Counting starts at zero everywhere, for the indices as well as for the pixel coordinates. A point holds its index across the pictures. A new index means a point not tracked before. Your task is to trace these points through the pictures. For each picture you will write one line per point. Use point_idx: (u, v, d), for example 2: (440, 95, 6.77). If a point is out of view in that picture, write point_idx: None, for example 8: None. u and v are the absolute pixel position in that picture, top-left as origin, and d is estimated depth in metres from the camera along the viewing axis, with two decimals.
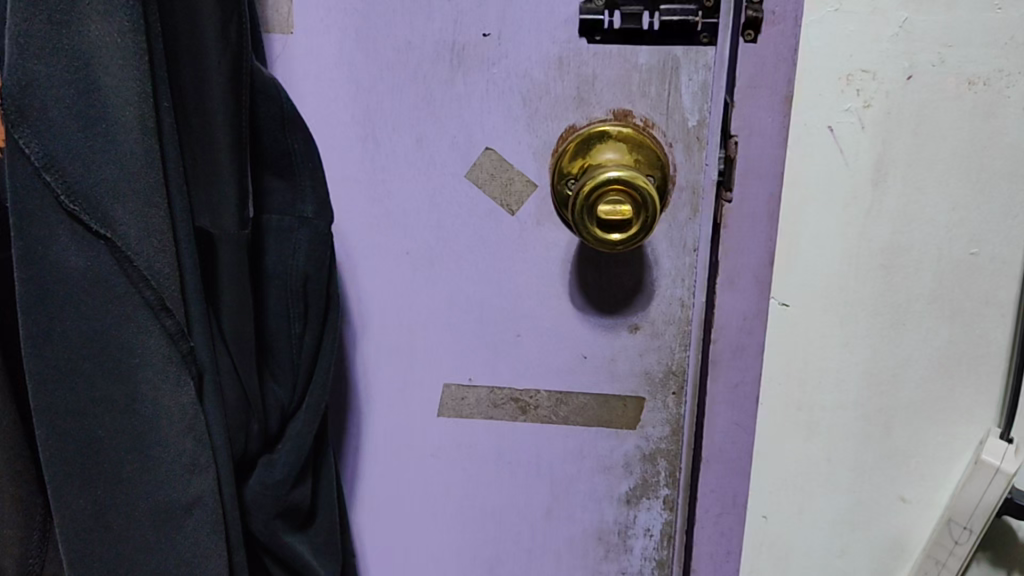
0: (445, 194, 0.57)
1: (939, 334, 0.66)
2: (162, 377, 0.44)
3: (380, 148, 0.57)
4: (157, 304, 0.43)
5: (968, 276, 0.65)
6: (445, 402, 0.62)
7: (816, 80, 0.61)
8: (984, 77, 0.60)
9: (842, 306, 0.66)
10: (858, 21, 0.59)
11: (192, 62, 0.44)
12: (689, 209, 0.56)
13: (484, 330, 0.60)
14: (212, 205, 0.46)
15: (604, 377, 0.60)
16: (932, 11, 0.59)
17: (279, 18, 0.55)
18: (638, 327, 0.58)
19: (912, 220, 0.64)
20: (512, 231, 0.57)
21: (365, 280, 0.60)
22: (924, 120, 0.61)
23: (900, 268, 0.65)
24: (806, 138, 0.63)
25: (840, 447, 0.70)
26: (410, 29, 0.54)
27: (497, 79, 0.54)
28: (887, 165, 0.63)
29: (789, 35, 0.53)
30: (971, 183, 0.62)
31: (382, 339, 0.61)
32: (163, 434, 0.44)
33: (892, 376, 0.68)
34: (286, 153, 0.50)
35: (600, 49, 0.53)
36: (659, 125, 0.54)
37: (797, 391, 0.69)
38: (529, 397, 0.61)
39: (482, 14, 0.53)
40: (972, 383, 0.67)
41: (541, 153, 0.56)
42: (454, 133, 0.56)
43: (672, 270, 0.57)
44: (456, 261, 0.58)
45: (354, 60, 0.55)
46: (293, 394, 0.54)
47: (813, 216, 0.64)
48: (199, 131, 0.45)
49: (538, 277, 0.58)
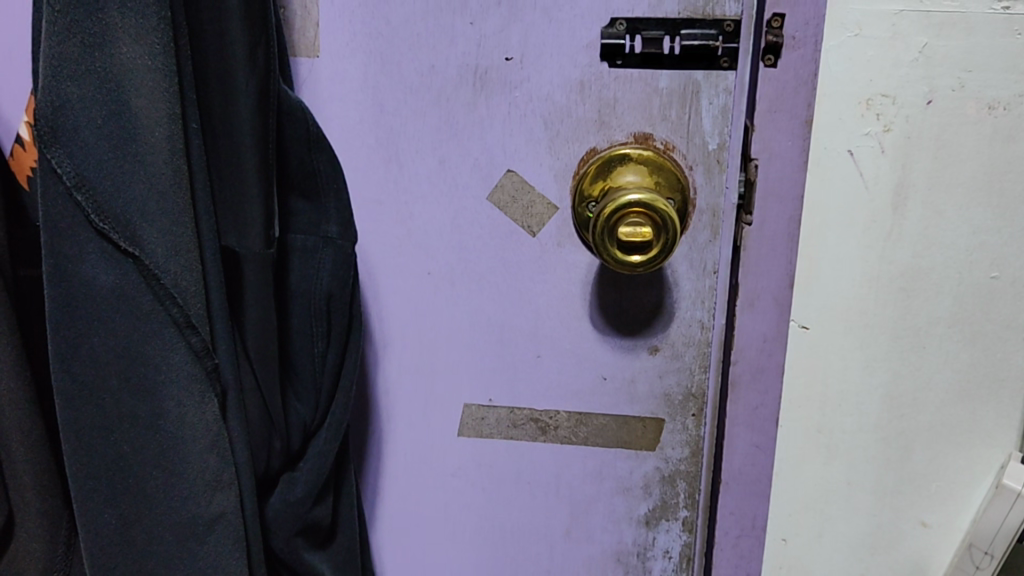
0: (466, 216, 0.58)
1: (958, 357, 0.66)
2: (186, 393, 0.45)
3: (404, 170, 0.58)
4: (182, 321, 0.44)
5: (989, 300, 0.64)
6: (465, 422, 0.62)
7: (836, 104, 0.61)
8: (1004, 101, 0.59)
9: (862, 327, 0.66)
10: (877, 46, 0.60)
11: (222, 81, 0.45)
12: (709, 232, 0.56)
13: (504, 352, 0.60)
14: (238, 225, 0.47)
15: (623, 398, 0.60)
16: (952, 36, 0.59)
17: (306, 41, 0.56)
18: (658, 349, 0.59)
19: (932, 243, 0.63)
20: (533, 252, 0.58)
21: (386, 299, 0.60)
22: (943, 145, 0.61)
23: (919, 291, 0.64)
24: (825, 161, 0.63)
25: (860, 470, 0.70)
26: (434, 52, 0.55)
27: (519, 102, 0.55)
28: (906, 189, 0.62)
29: (808, 60, 0.53)
30: (993, 206, 0.62)
31: (402, 359, 0.61)
32: (188, 449, 0.45)
33: (911, 400, 0.67)
34: (310, 175, 0.50)
35: (621, 73, 0.54)
36: (679, 148, 0.55)
37: (816, 414, 0.69)
38: (548, 418, 0.61)
39: (505, 38, 0.54)
40: (993, 407, 0.67)
41: (562, 175, 0.56)
42: (477, 155, 0.57)
43: (691, 292, 0.58)
44: (477, 281, 0.59)
45: (379, 83, 0.56)
46: (315, 412, 0.54)
47: (833, 238, 0.64)
48: (226, 153, 0.46)
49: (558, 298, 0.59)
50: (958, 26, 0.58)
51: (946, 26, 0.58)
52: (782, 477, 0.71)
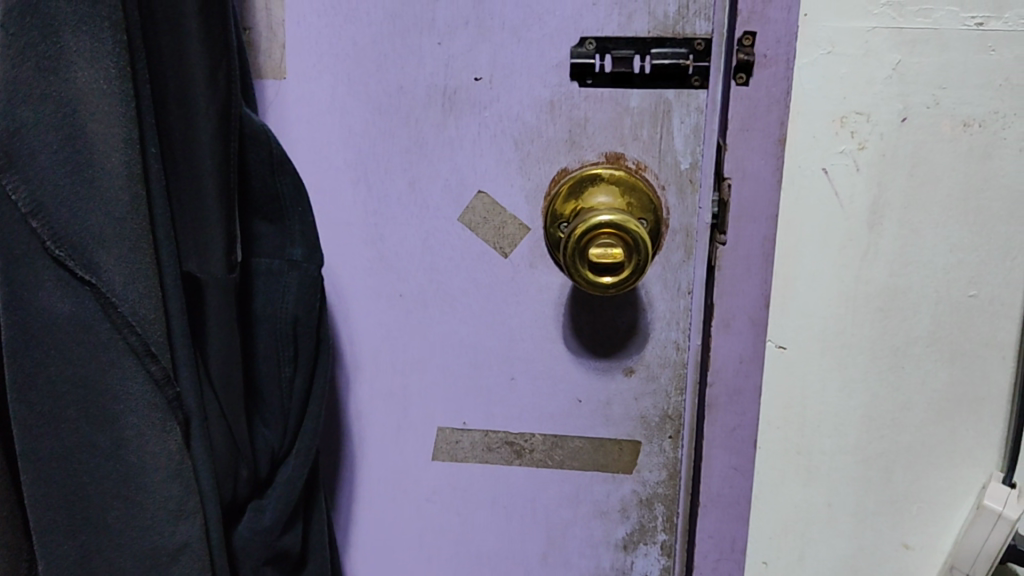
0: (437, 237, 0.57)
1: (937, 375, 0.60)
2: (148, 423, 0.44)
3: (373, 191, 0.56)
4: (142, 349, 0.44)
5: (967, 318, 0.59)
6: (439, 446, 0.61)
7: (809, 124, 0.57)
8: (979, 119, 0.56)
9: (839, 347, 0.60)
10: (850, 64, 0.55)
11: (180, 106, 0.45)
12: (682, 252, 0.56)
13: (478, 373, 0.59)
14: (200, 249, 0.47)
15: (599, 421, 0.59)
16: (925, 53, 0.55)
17: (272, 64, 0.55)
18: (633, 370, 0.58)
19: (910, 261, 0.58)
20: (505, 274, 0.57)
21: (356, 321, 0.59)
22: (919, 162, 0.56)
23: (898, 310, 0.59)
24: (798, 181, 0.58)
25: (841, 491, 0.62)
26: (402, 73, 0.54)
27: (488, 122, 0.55)
28: (882, 206, 0.57)
29: (781, 78, 0.53)
30: (968, 220, 0.57)
31: (375, 383, 0.60)
32: (147, 480, 0.45)
33: (891, 422, 0.61)
34: (274, 198, 0.49)
35: (591, 93, 0.54)
36: (651, 168, 0.55)
37: (795, 434, 0.62)
38: (524, 441, 0.60)
39: (473, 58, 0.54)
40: (974, 426, 0.60)
41: (534, 196, 0.56)
42: (447, 176, 0.56)
43: (666, 313, 0.57)
44: (449, 303, 0.58)
45: (347, 104, 0.55)
46: (283, 438, 0.52)
47: (807, 257, 0.59)
48: (187, 178, 0.46)
49: (532, 320, 0.58)
50: (932, 42, 0.55)
51: (919, 42, 0.55)
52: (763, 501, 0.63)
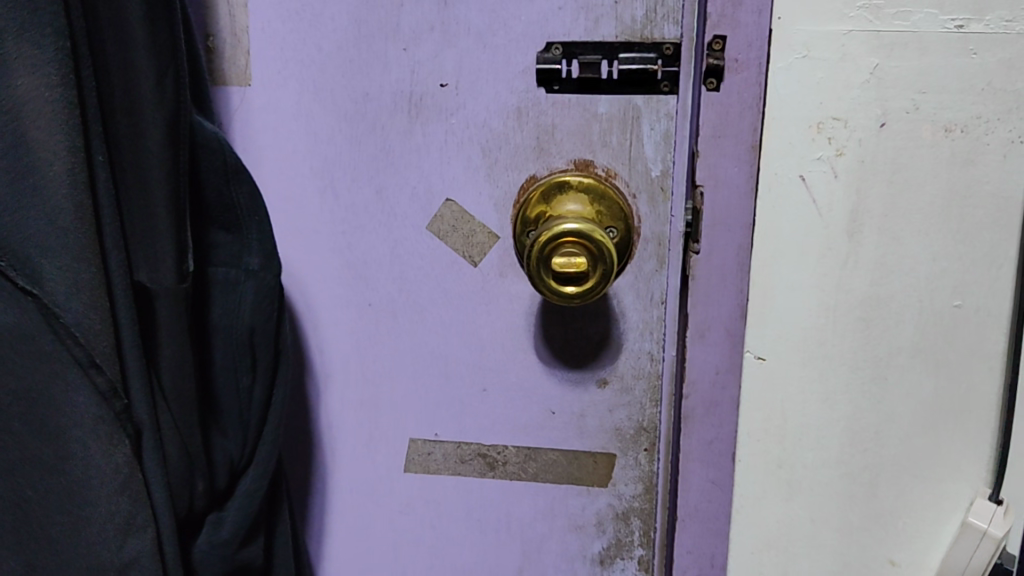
0: (406, 246, 0.56)
1: (922, 387, 0.58)
2: (92, 436, 0.44)
3: (340, 200, 0.56)
4: (86, 361, 0.43)
5: (953, 329, 0.57)
6: (411, 457, 0.60)
7: (783, 131, 0.55)
8: (961, 123, 0.54)
9: (821, 358, 0.58)
10: (825, 69, 0.54)
11: (128, 114, 0.44)
12: (655, 261, 0.55)
13: (449, 384, 0.58)
14: (151, 259, 0.46)
15: (573, 433, 0.58)
16: (904, 57, 0.53)
17: (236, 71, 0.54)
18: (607, 381, 0.57)
19: (893, 271, 0.56)
20: (475, 283, 0.56)
21: (325, 330, 0.58)
22: (900, 168, 0.55)
23: (880, 320, 0.57)
24: (775, 188, 0.56)
25: (823, 506, 0.60)
26: (368, 80, 0.53)
27: (455, 129, 0.54)
28: (861, 215, 0.55)
29: (752, 83, 0.51)
30: (952, 232, 0.55)
31: (345, 393, 0.59)
32: (94, 493, 0.44)
33: (875, 433, 0.59)
34: (229, 207, 0.49)
35: (559, 99, 0.53)
36: (621, 175, 0.54)
37: (776, 446, 0.60)
38: (496, 453, 0.59)
39: (439, 64, 0.53)
40: (960, 440, 0.58)
41: (503, 205, 0.55)
42: (414, 184, 0.55)
43: (639, 323, 0.56)
44: (419, 312, 0.57)
45: (312, 111, 0.54)
46: (244, 448, 0.52)
47: (786, 267, 0.57)
48: (136, 187, 0.45)
49: (503, 329, 0.57)
50: (910, 45, 0.53)
51: (897, 46, 0.53)
52: (742, 516, 0.61)
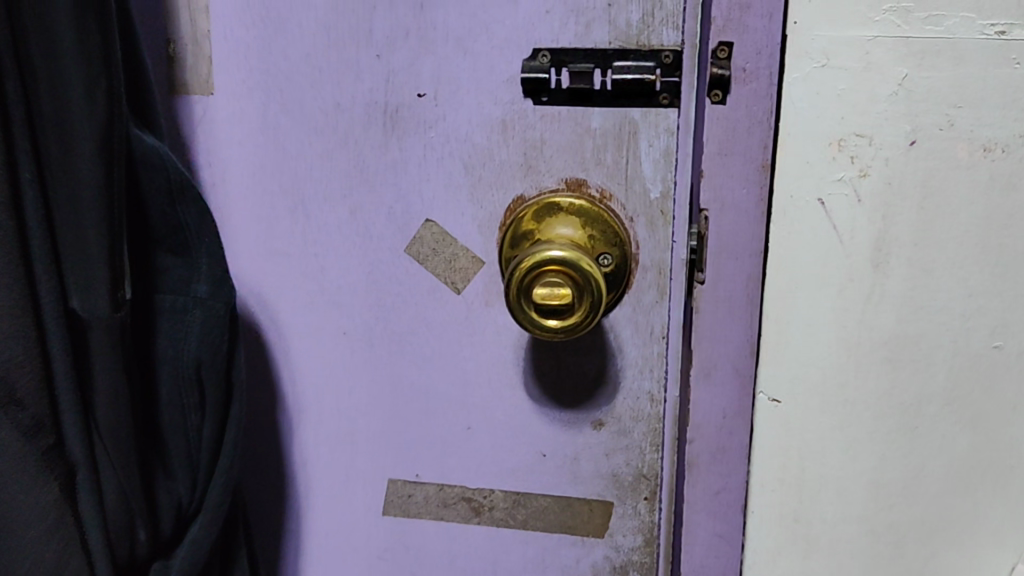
0: (382, 270, 0.52)
1: (956, 440, 0.49)
2: (14, 476, 0.39)
3: (311, 221, 0.51)
4: (4, 396, 0.38)
5: (989, 377, 0.48)
6: (390, 499, 0.56)
7: (800, 146, 0.46)
8: (1002, 142, 0.45)
9: (842, 405, 0.49)
10: (847, 78, 0.45)
11: (58, 126, 0.40)
12: (655, 291, 0.50)
13: (430, 423, 0.53)
14: (86, 284, 0.42)
15: (565, 479, 0.53)
16: (936, 67, 0.44)
17: (198, 78, 0.50)
18: (602, 423, 0.52)
19: (921, 308, 0.48)
20: (456, 313, 0.51)
21: (298, 362, 0.54)
22: (931, 193, 0.46)
23: (908, 363, 0.48)
24: (791, 213, 0.47)
25: (846, 567, 0.52)
26: (339, 89, 0.49)
27: (435, 143, 0.49)
28: (887, 243, 0.47)
29: (762, 95, 0.47)
30: (991, 266, 0.47)
31: (320, 429, 0.55)
32: (19, 541, 0.40)
33: (902, 489, 0.50)
34: (177, 228, 0.45)
35: (548, 112, 0.48)
36: (617, 196, 0.49)
37: (793, 501, 0.51)
38: (482, 497, 0.54)
39: (416, 72, 0.48)
40: (999, 500, 0.50)
41: (487, 226, 0.50)
42: (391, 203, 0.50)
43: (638, 359, 0.51)
44: (397, 343, 0.52)
45: (281, 123, 0.50)
46: (193, 492, 0.48)
47: (802, 301, 0.48)
48: (67, 205, 0.41)
49: (488, 364, 0.52)
50: (943, 54, 0.44)
51: (928, 54, 0.44)
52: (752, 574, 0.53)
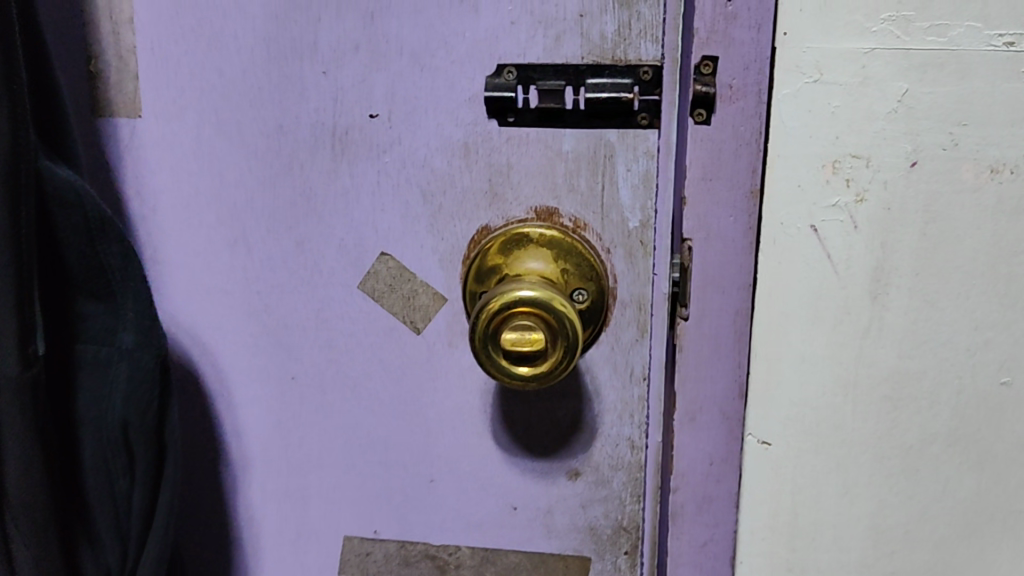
0: (333, 308, 0.47)
1: (962, 483, 0.45)
2: None
3: (253, 256, 0.46)
4: None
5: (997, 416, 0.44)
6: (346, 558, 0.51)
7: (790, 168, 0.41)
8: (1011, 163, 0.41)
9: (838, 445, 0.45)
10: (842, 94, 0.40)
11: None
12: (635, 329, 0.45)
13: (390, 474, 0.49)
14: None
15: (538, 533, 0.49)
16: (940, 82, 0.40)
17: (124, 98, 0.45)
18: (579, 473, 0.48)
19: (924, 342, 0.43)
20: (416, 355, 0.47)
21: (242, 410, 0.49)
22: (935, 216, 0.41)
23: (909, 401, 0.44)
24: (782, 241, 0.42)
25: None
26: (281, 110, 0.44)
27: (389, 169, 0.44)
28: (886, 272, 0.42)
29: (750, 115, 0.42)
30: (1000, 297, 0.43)
31: (267, 483, 0.50)
32: None
33: (904, 537, 0.46)
34: (100, 270, 0.40)
35: (513, 133, 0.43)
36: (592, 226, 0.44)
37: (785, 549, 0.46)
38: (448, 554, 0.50)
39: (367, 90, 0.43)
40: (1009, 546, 0.46)
41: (449, 259, 0.45)
42: (341, 236, 0.46)
43: (617, 403, 0.47)
44: (351, 389, 0.48)
45: (217, 147, 0.45)
46: (124, 563, 0.42)
47: (794, 335, 0.43)
48: None
49: (453, 410, 0.47)
50: (946, 67, 0.40)
51: (931, 67, 0.40)
52: None
